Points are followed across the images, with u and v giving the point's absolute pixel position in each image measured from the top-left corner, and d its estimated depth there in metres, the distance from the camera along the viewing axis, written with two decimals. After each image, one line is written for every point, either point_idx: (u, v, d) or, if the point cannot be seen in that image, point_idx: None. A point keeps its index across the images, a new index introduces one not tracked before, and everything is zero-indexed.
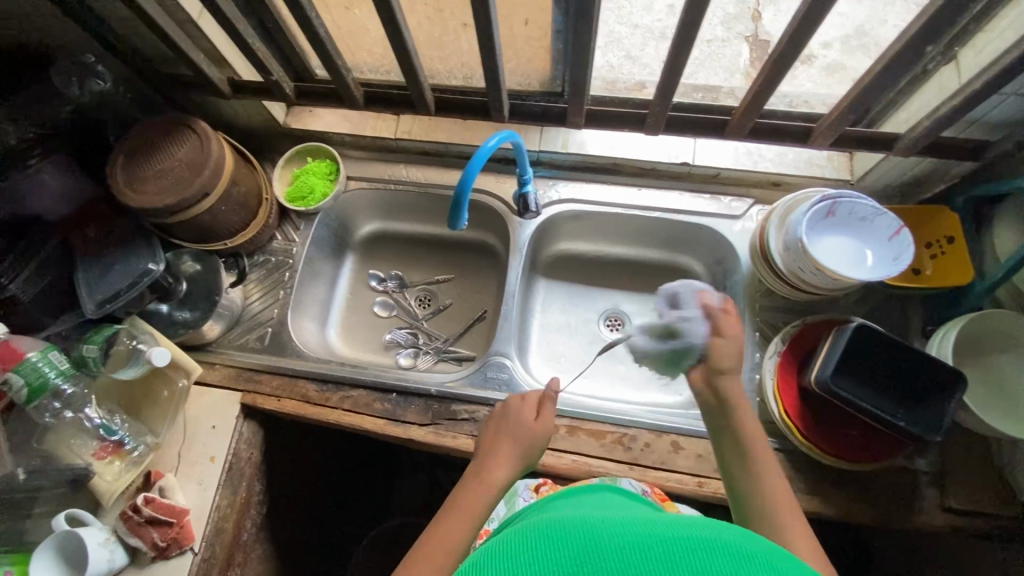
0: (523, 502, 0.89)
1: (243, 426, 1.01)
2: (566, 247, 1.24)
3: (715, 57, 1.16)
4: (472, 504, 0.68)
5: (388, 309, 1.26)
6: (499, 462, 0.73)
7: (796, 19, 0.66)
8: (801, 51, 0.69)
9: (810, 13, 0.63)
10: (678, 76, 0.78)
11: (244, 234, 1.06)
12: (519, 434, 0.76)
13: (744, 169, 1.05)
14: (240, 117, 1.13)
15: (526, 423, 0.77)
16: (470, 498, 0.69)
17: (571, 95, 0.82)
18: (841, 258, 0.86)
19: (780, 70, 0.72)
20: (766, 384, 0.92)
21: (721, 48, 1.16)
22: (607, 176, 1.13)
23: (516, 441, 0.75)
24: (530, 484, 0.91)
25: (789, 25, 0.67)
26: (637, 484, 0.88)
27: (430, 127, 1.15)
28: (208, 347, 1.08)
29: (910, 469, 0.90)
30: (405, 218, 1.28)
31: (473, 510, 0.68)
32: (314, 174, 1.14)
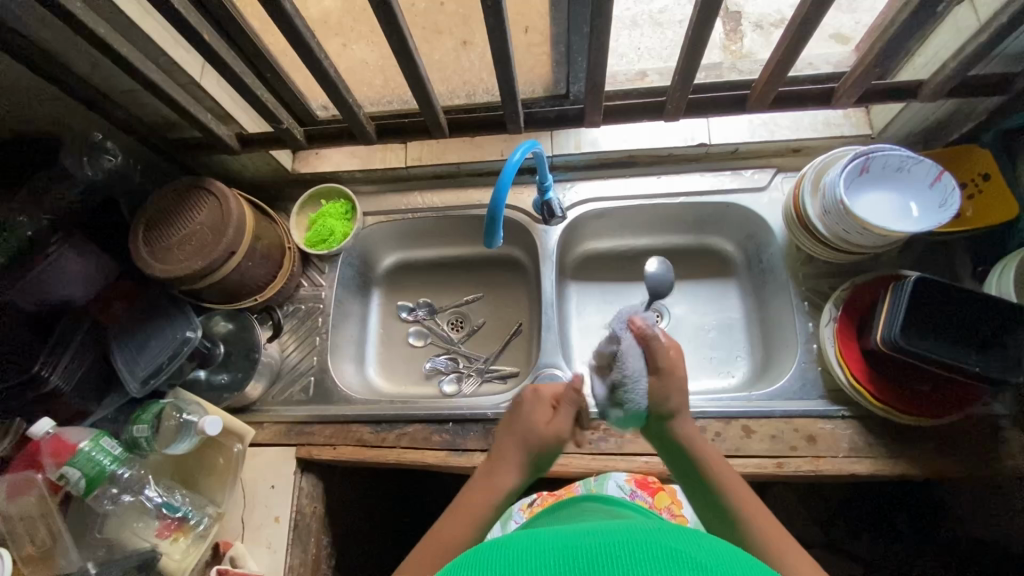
0: (516, 523, 0.96)
1: (302, 480, 0.99)
2: (592, 246, 1.23)
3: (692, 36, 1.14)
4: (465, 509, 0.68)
5: (423, 338, 1.24)
6: (503, 464, 0.72)
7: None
8: (823, 12, 0.68)
9: None
10: (697, 58, 0.77)
11: (273, 286, 1.05)
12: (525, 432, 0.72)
13: (763, 141, 1.03)
14: (247, 170, 1.12)
15: (534, 420, 0.73)
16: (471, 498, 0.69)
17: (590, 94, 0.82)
18: (885, 213, 0.85)
19: (803, 35, 0.71)
20: (828, 351, 0.91)
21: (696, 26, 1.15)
22: (625, 169, 1.12)
23: (519, 441, 0.72)
24: (521, 505, 0.98)
25: None
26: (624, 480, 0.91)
27: (439, 150, 1.14)
28: (252, 407, 1.05)
29: (989, 415, 0.88)
30: (424, 245, 1.26)
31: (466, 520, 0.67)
32: (330, 216, 1.13)
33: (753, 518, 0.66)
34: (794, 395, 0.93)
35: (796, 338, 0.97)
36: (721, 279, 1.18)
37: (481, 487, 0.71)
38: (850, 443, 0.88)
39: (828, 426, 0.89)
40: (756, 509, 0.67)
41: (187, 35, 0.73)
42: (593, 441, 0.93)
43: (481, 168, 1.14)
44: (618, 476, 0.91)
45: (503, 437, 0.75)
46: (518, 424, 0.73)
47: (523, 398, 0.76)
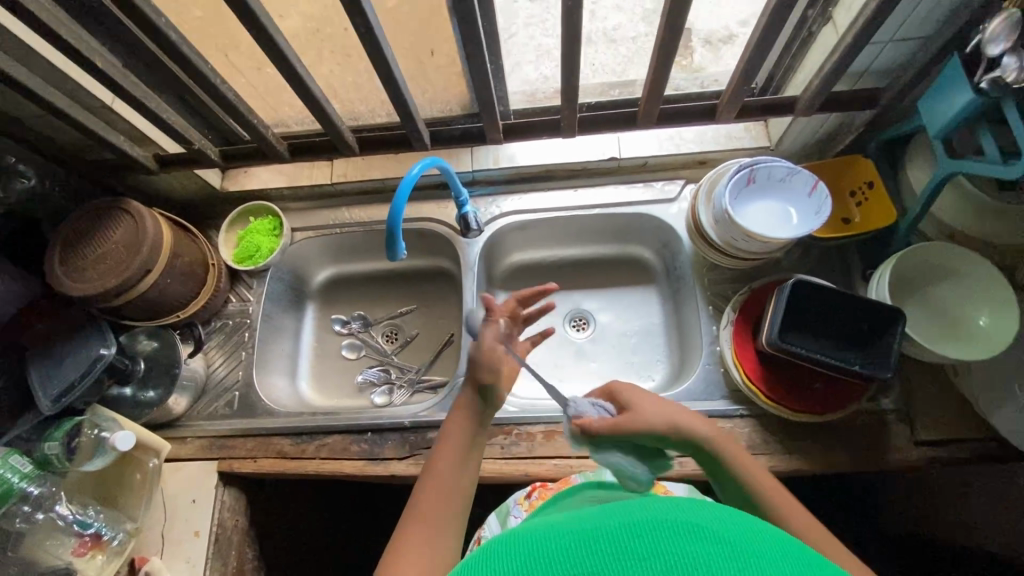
0: (515, 519, 0.87)
1: (224, 494, 1.01)
2: (520, 257, 1.27)
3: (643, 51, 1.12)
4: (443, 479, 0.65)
5: (356, 350, 1.26)
6: (464, 420, 0.71)
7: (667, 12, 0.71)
8: (680, 37, 0.74)
9: (676, 6, 0.68)
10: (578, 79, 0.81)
11: (196, 302, 1.07)
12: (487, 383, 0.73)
13: (669, 154, 1.09)
14: (175, 189, 1.14)
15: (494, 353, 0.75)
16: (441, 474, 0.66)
17: (483, 113, 0.87)
18: (769, 221, 0.89)
19: (669, 56, 0.76)
20: (725, 352, 0.95)
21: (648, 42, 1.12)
22: (544, 183, 1.16)
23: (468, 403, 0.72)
24: (520, 497, 0.89)
25: (664, 17, 0.71)
26: None
27: (363, 167, 1.17)
28: (178, 422, 1.06)
29: (877, 410, 0.92)
30: (357, 258, 1.29)
31: (446, 487, 0.65)
32: (257, 232, 1.15)
33: (790, 518, 0.61)
34: (698, 395, 0.97)
35: (702, 341, 1.02)
36: (642, 286, 1.23)
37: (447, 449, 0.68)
38: (747, 441, 0.92)
39: (727, 425, 0.93)
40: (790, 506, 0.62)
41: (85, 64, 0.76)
42: (505, 446, 0.96)
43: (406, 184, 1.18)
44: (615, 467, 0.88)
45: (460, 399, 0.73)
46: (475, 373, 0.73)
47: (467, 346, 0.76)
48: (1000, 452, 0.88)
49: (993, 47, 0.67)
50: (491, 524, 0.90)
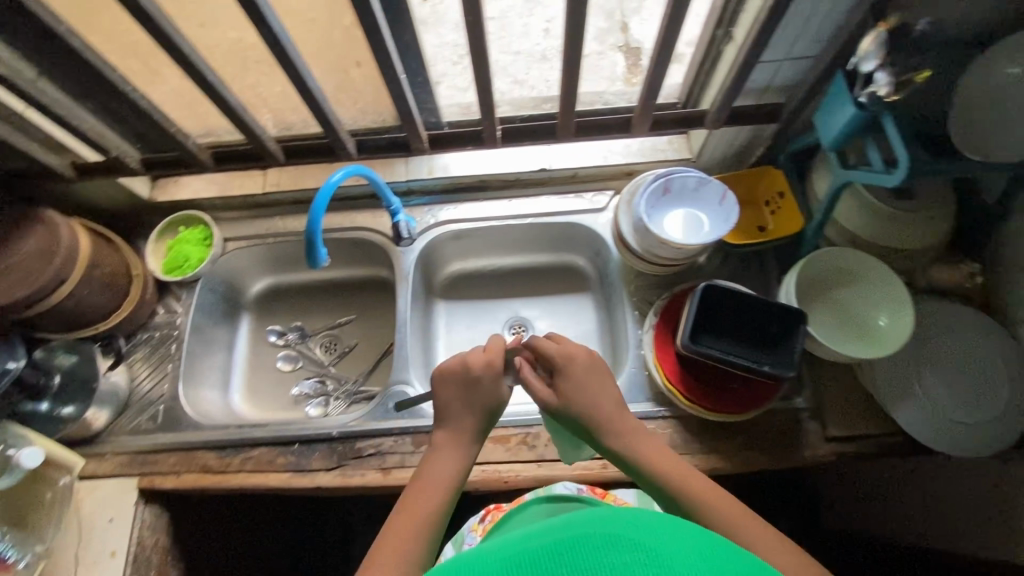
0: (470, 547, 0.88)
1: (144, 511, 0.98)
2: (458, 267, 1.28)
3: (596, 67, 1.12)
4: (416, 511, 0.64)
5: (292, 362, 1.25)
6: (449, 458, 0.70)
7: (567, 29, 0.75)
8: (584, 52, 0.78)
9: (574, 22, 0.72)
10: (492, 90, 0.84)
11: (119, 313, 1.04)
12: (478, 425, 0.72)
13: (597, 165, 1.13)
14: (101, 199, 1.12)
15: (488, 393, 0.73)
16: (430, 478, 0.68)
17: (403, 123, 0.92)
18: (681, 229, 0.94)
19: (575, 72, 0.81)
20: (647, 355, 0.98)
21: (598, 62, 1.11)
22: (478, 193, 1.18)
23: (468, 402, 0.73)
24: (474, 524, 0.91)
25: (566, 33, 0.75)
26: (573, 484, 0.91)
27: (298, 176, 1.18)
28: (98, 438, 1.03)
29: (791, 408, 0.96)
30: (295, 269, 1.28)
31: (421, 517, 0.64)
32: (187, 242, 1.15)
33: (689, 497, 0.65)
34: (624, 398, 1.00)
35: (629, 345, 1.05)
36: (578, 293, 1.26)
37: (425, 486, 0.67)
38: (669, 441, 0.94)
39: (650, 426, 0.96)
40: (723, 499, 0.64)
41: None
42: None
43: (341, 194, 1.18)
44: (564, 484, 0.91)
45: (441, 435, 0.72)
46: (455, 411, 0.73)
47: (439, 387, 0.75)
48: (905, 445, 0.92)
49: (866, 64, 0.75)
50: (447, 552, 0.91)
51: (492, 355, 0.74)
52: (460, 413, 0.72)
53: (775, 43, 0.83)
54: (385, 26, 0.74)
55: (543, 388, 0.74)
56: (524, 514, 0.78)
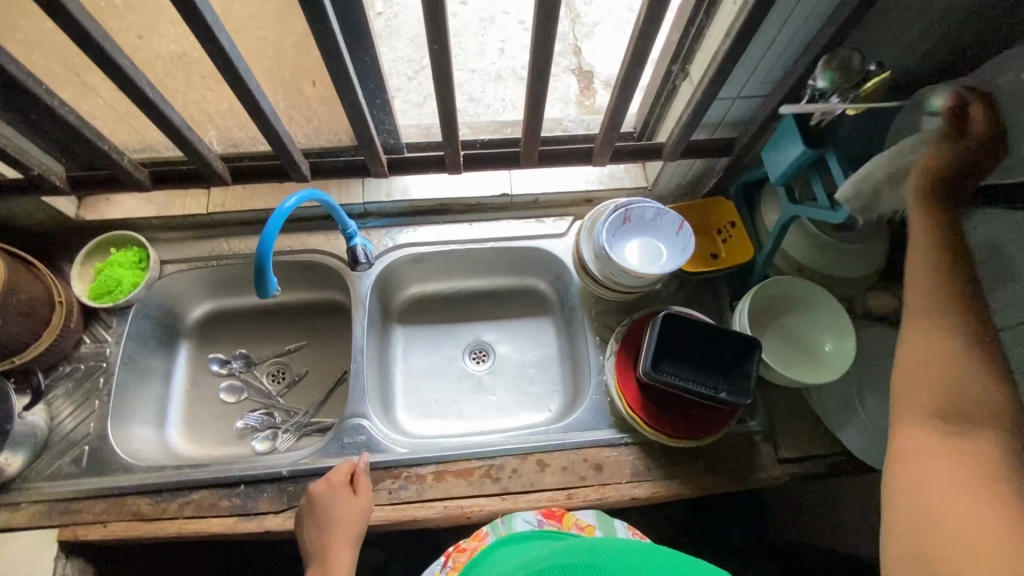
0: None
1: (65, 567, 0.88)
2: (416, 291, 1.25)
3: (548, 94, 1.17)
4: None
5: (236, 393, 1.17)
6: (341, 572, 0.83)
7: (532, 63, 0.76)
8: (548, 85, 0.79)
9: (539, 57, 0.73)
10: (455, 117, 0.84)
11: (39, 345, 0.94)
12: (336, 555, 0.83)
13: (557, 192, 1.14)
14: (19, 216, 1.02)
15: (336, 526, 0.84)
16: None
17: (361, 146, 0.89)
18: (640, 258, 0.95)
19: (539, 105, 0.83)
20: (609, 382, 0.98)
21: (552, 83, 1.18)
22: (438, 217, 1.16)
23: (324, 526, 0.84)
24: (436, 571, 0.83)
25: (531, 66, 0.76)
26: (530, 515, 0.87)
27: (245, 197, 1.11)
28: (10, 485, 0.92)
29: (746, 432, 0.99)
30: (239, 293, 1.21)
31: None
32: (119, 265, 1.05)
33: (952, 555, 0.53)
34: (587, 425, 0.99)
35: (591, 372, 1.05)
36: (539, 317, 1.26)
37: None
38: (631, 469, 0.95)
39: (613, 453, 0.96)
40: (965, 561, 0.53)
41: None
42: (393, 490, 0.92)
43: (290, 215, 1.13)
44: (523, 515, 0.87)
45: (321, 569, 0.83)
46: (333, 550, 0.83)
47: (312, 525, 0.85)
48: (849, 465, 0.97)
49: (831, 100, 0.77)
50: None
51: (328, 481, 0.88)
52: (332, 548, 0.83)
53: (730, 82, 0.86)
54: (348, 53, 0.73)
55: (963, 146, 0.67)
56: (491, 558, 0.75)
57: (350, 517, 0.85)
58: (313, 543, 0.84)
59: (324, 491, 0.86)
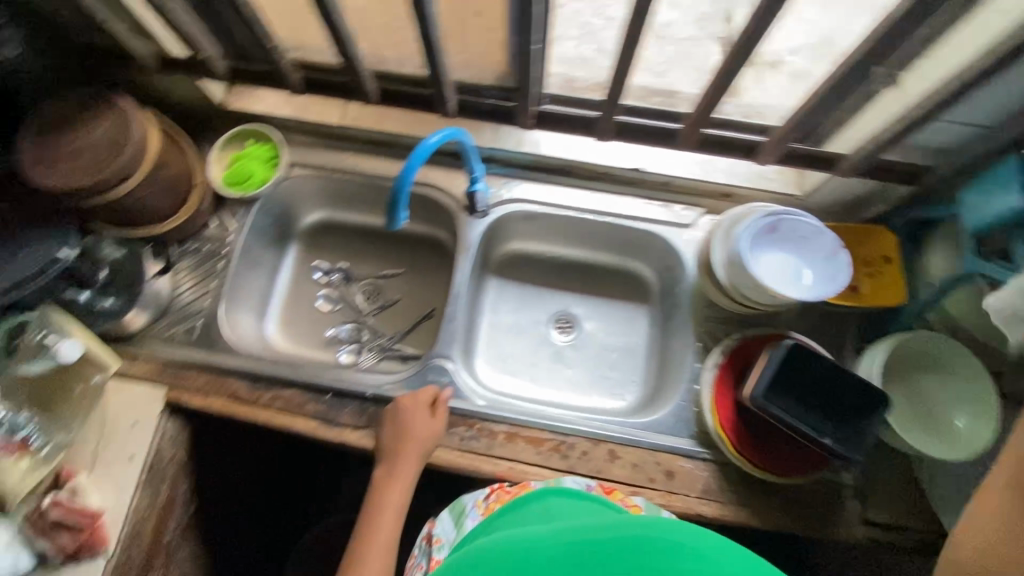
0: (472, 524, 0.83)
1: (167, 422, 0.97)
2: (517, 246, 1.23)
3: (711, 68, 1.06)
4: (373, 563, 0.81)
5: (331, 303, 1.21)
6: (401, 479, 0.87)
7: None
8: None
9: None
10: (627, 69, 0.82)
11: (174, 220, 1.00)
12: (401, 465, 0.88)
13: (696, 178, 1.05)
14: (175, 91, 1.06)
15: (408, 439, 0.89)
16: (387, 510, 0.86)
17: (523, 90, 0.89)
18: (780, 275, 0.87)
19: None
20: (703, 394, 0.94)
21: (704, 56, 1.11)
22: (562, 177, 1.10)
23: (402, 438, 0.89)
24: (477, 500, 0.85)
25: None
26: (580, 479, 0.88)
27: (379, 117, 1.11)
28: (131, 338, 1.01)
29: (836, 483, 0.92)
30: (352, 209, 1.23)
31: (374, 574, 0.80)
32: (253, 159, 1.09)
33: None
34: (666, 429, 0.96)
35: (682, 376, 1.01)
36: (636, 303, 1.20)
37: (380, 508, 0.86)
38: (702, 485, 0.91)
39: (687, 464, 0.93)
40: None
41: None
42: (464, 438, 0.93)
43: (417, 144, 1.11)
44: (573, 477, 0.89)
45: (385, 471, 0.88)
46: (399, 460, 0.88)
47: (388, 431, 0.90)
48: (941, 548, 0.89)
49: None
50: (445, 524, 0.85)
51: (414, 397, 0.93)
52: (399, 458, 0.88)
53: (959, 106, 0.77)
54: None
55: None
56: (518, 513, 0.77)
57: (421, 437, 0.90)
58: (386, 446, 0.90)
59: (407, 405, 0.91)
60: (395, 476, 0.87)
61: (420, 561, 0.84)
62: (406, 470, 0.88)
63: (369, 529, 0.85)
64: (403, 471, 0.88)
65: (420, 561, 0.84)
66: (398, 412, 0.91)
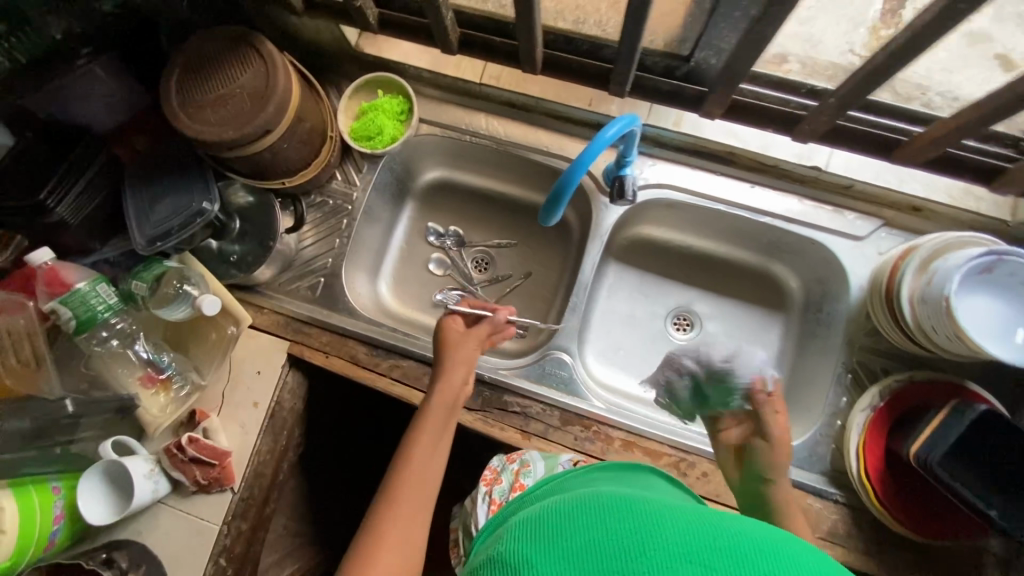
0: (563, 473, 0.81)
1: (288, 375, 0.99)
2: (646, 232, 1.12)
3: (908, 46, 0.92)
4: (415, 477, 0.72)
5: (443, 268, 1.18)
6: (454, 382, 0.83)
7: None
8: None
9: None
10: (878, 77, 0.71)
11: (304, 174, 0.96)
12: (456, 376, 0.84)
13: (886, 187, 0.90)
14: (306, 31, 0.99)
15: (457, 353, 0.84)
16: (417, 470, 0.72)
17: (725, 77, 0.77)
18: (990, 327, 0.73)
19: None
20: (850, 436, 0.85)
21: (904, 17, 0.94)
22: (718, 164, 0.97)
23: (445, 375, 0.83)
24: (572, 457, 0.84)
25: None
26: None
27: (523, 77, 1.01)
28: (256, 287, 1.02)
29: (979, 548, 0.84)
30: (473, 171, 1.16)
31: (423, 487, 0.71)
32: (383, 112, 1.02)
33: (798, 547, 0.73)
34: (796, 461, 0.89)
35: (822, 407, 0.91)
36: (770, 313, 1.08)
37: (432, 419, 0.79)
38: (831, 529, 0.85)
39: (817, 504, 0.86)
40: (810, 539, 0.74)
41: None
42: (578, 438, 0.90)
43: (557, 111, 1.01)
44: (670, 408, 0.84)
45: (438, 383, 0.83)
46: (449, 366, 0.84)
47: (437, 348, 0.86)
48: None
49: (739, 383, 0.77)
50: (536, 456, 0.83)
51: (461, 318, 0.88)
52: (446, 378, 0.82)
53: None
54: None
55: None
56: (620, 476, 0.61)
57: (478, 340, 0.87)
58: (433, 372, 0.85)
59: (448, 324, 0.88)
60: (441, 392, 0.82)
61: (500, 476, 0.84)
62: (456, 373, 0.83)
63: (403, 472, 0.72)
64: (453, 381, 0.83)
65: (500, 476, 0.83)
66: (444, 329, 0.87)
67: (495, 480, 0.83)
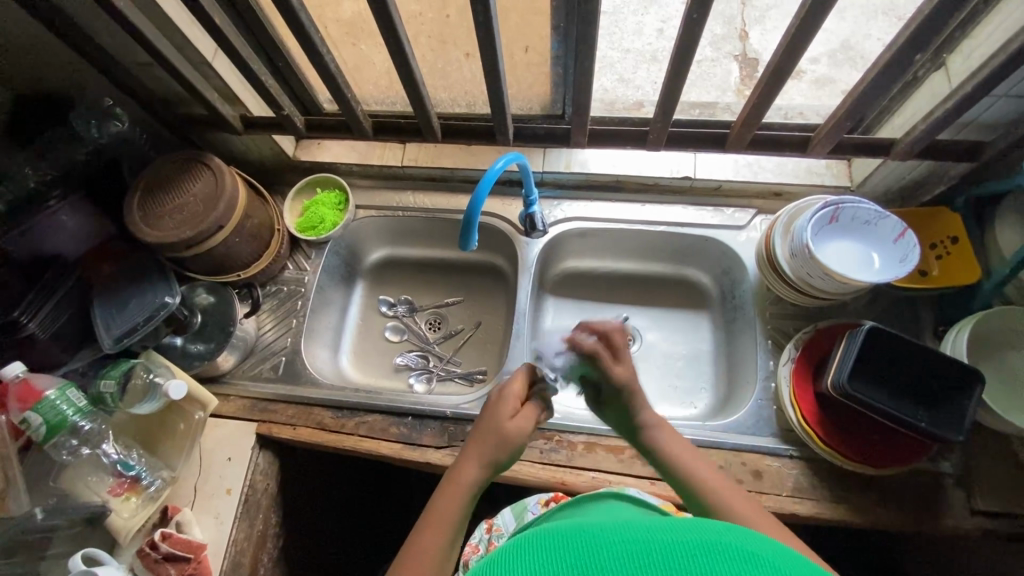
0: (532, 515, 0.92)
1: (258, 456, 1.01)
2: (573, 264, 1.23)
3: (707, 76, 1.25)
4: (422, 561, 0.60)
5: (399, 334, 1.25)
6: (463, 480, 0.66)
7: (794, 25, 0.72)
8: (808, 44, 0.74)
9: (808, 18, 0.70)
10: (676, 96, 0.86)
11: (257, 265, 1.08)
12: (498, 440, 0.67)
13: (745, 180, 1.08)
14: (251, 152, 1.18)
15: (502, 423, 0.68)
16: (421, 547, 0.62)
17: (575, 116, 0.91)
18: (847, 262, 0.90)
19: (781, 71, 0.79)
20: (782, 391, 0.93)
21: (712, 67, 1.25)
22: (610, 193, 1.15)
23: (481, 436, 0.68)
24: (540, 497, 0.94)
25: (783, 40, 0.75)
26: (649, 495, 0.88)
27: (436, 154, 1.19)
28: (222, 378, 1.08)
29: (934, 472, 0.88)
30: (413, 244, 1.29)
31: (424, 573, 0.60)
32: (322, 205, 1.17)
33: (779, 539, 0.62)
34: (747, 429, 0.95)
35: (756, 376, 1.00)
36: (695, 311, 1.19)
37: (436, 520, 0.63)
38: (797, 484, 0.89)
39: (776, 464, 0.91)
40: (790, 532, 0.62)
41: (214, 32, 0.82)
42: (544, 451, 0.95)
43: (469, 176, 1.19)
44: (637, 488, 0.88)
45: (472, 440, 0.69)
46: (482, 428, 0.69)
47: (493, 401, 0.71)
48: None
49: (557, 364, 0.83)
50: (507, 516, 0.95)
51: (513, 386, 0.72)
52: (493, 427, 0.68)
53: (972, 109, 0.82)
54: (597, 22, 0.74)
55: None
56: (584, 504, 0.66)
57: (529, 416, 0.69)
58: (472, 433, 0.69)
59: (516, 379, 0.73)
60: (431, 511, 0.65)
61: (477, 545, 0.95)
62: (468, 470, 0.66)
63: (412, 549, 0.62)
64: (476, 454, 0.67)
65: (478, 545, 0.95)
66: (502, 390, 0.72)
67: (474, 549, 0.95)
